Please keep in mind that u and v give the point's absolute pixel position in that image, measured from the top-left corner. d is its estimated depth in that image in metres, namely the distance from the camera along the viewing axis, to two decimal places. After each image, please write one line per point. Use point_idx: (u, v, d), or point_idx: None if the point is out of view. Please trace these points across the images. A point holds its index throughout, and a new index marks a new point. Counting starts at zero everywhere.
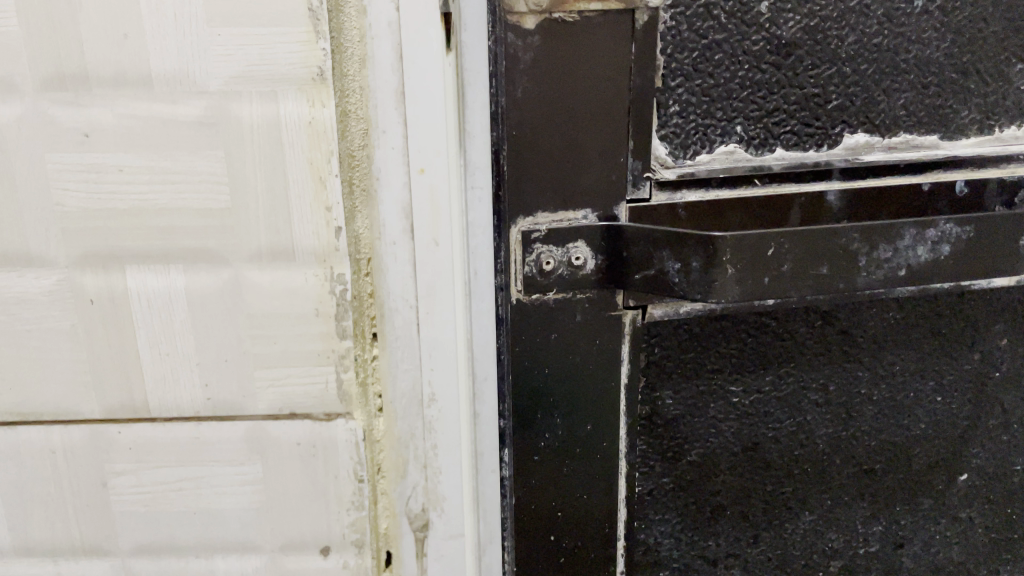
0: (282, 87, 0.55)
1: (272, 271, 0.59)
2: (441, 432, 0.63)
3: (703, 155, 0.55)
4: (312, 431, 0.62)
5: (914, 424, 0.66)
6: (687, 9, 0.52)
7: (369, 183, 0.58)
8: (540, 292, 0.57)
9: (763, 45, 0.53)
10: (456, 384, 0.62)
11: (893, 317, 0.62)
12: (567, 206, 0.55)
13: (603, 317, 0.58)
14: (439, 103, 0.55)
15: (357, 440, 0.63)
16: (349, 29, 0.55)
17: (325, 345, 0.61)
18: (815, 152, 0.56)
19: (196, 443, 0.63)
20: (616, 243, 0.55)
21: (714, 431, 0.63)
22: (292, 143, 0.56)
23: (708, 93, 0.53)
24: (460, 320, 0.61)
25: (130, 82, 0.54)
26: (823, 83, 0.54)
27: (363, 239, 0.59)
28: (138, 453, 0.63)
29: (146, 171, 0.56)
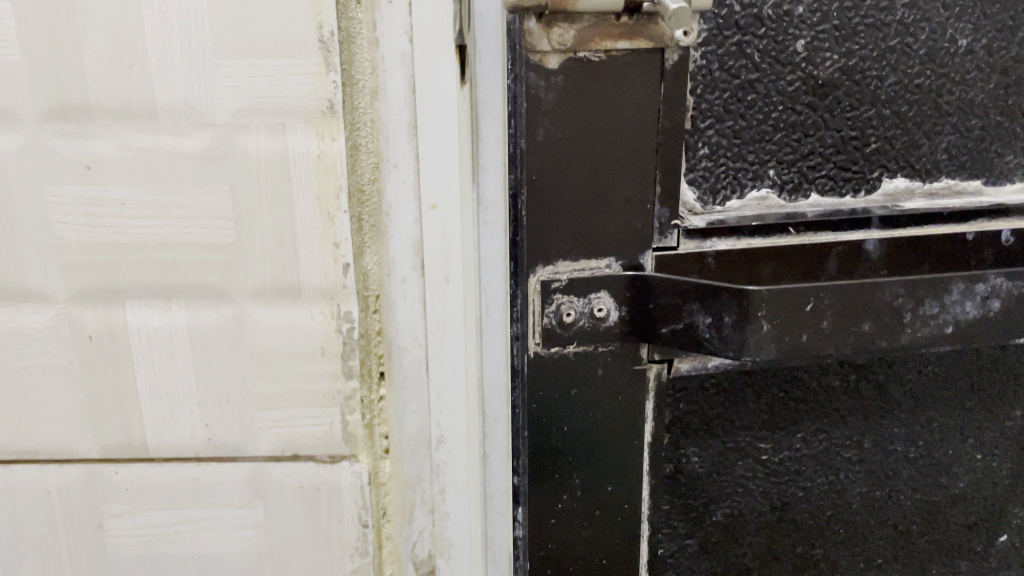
0: (290, 121, 0.53)
1: (276, 308, 0.57)
2: (450, 475, 0.61)
3: (733, 201, 0.52)
4: (314, 474, 0.60)
5: (953, 483, 0.63)
6: (718, 47, 0.49)
7: (378, 218, 0.56)
8: (560, 346, 0.53)
9: (798, 85, 0.50)
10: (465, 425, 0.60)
11: (933, 371, 0.59)
12: (589, 254, 0.51)
13: (628, 370, 0.55)
14: (451, 139, 0.54)
15: (362, 483, 0.61)
16: (361, 61, 0.53)
17: (330, 385, 0.59)
18: (851, 199, 0.53)
19: (196, 486, 0.61)
20: (641, 294, 0.51)
21: (742, 491, 0.59)
22: (300, 178, 0.54)
23: (740, 135, 0.51)
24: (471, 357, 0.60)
25: (133, 113, 0.53)
26: (861, 125, 0.52)
27: (371, 276, 0.58)
28: (135, 494, 0.61)
29: (149, 205, 0.54)
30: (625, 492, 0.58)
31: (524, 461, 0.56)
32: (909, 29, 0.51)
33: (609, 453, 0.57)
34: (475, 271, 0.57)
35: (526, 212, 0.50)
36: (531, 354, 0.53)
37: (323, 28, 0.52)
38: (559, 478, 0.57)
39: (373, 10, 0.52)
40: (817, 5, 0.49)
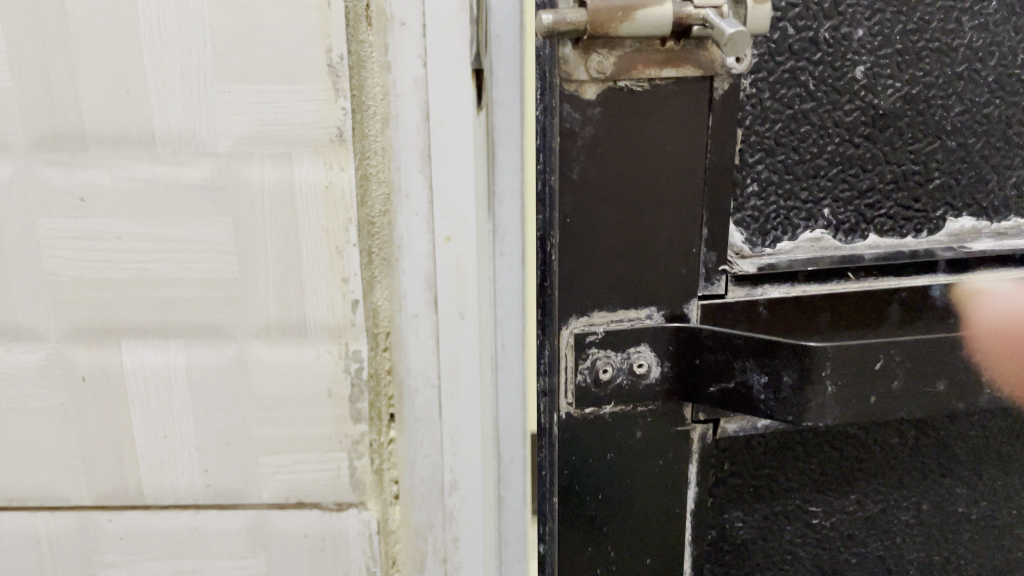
0: (297, 149, 0.50)
1: (281, 347, 0.53)
2: (464, 523, 0.58)
3: (784, 242, 0.47)
4: (321, 523, 0.56)
5: (1017, 544, 0.58)
6: (770, 74, 0.44)
7: (389, 251, 0.53)
8: (594, 406, 0.48)
9: (857, 115, 0.45)
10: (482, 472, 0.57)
11: (1001, 426, 0.54)
12: (627, 305, 0.46)
13: (671, 433, 0.49)
14: (468, 169, 0.50)
15: (371, 532, 0.57)
16: (372, 86, 0.50)
17: (337, 429, 0.55)
18: (912, 239, 0.48)
19: (194, 535, 0.57)
20: (687, 349, 0.46)
21: (790, 557, 0.54)
22: (306, 209, 0.50)
23: (792, 171, 0.46)
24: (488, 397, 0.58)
25: (130, 141, 0.49)
26: (924, 158, 0.47)
27: (381, 313, 0.54)
28: (130, 544, 0.57)
29: (146, 238, 0.51)
30: (663, 564, 0.53)
31: (554, 524, 0.51)
32: (976, 54, 0.46)
33: (651, 520, 0.51)
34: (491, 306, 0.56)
35: (558, 257, 0.45)
36: (563, 415, 0.48)
37: (333, 51, 0.48)
38: (594, 549, 0.51)
39: (385, 32, 0.49)
40: (879, 26, 0.44)
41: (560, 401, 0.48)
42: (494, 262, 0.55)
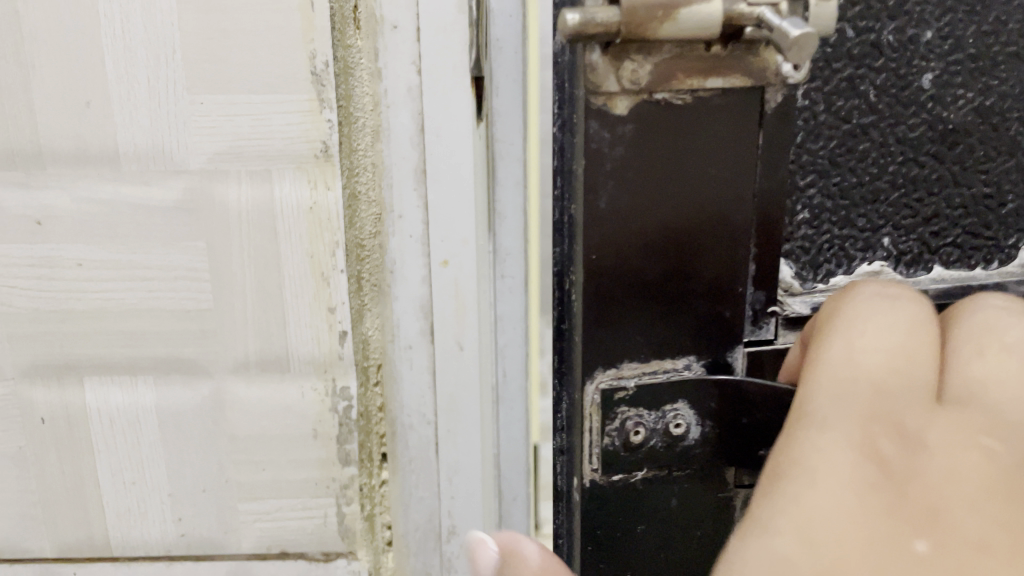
0: (278, 166, 0.45)
1: (260, 384, 0.48)
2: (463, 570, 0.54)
3: (838, 276, 0.41)
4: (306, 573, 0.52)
5: None
6: (825, 83, 0.38)
7: (380, 277, 0.48)
8: (625, 472, 0.42)
9: (922, 130, 0.39)
10: (481, 515, 0.53)
11: None
12: (658, 354, 0.40)
13: (709, 501, 0.43)
14: (467, 186, 0.46)
15: None
16: (361, 95, 0.45)
17: (323, 473, 0.50)
18: (982, 271, 0.42)
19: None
20: (732, 407, 0.39)
21: None
22: (289, 233, 0.46)
23: (848, 195, 0.40)
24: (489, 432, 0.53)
25: (92, 159, 0.45)
26: (998, 179, 0.41)
27: (372, 344, 0.50)
28: None
29: (111, 265, 0.46)
30: None
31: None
32: None
33: None
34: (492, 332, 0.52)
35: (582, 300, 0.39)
36: (587, 479, 0.43)
37: (317, 58, 0.43)
38: None
39: (375, 35, 0.44)
40: (948, 28, 0.38)
41: (583, 465, 0.42)
42: (494, 284, 0.50)
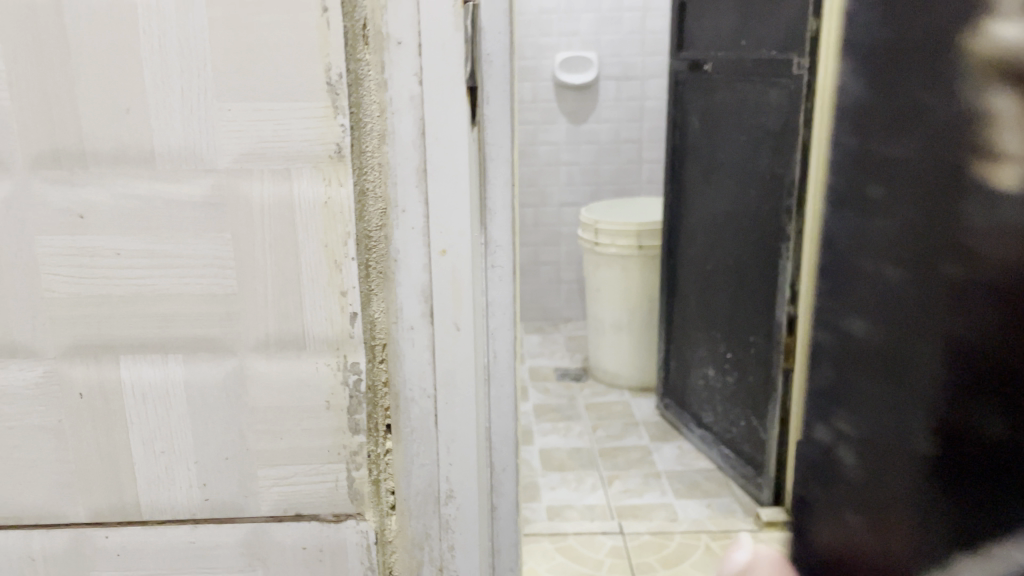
0: (297, 165, 0.51)
1: (281, 359, 0.54)
2: (459, 531, 0.59)
3: None
4: (319, 534, 0.57)
5: None
6: None
7: (386, 265, 0.55)
8: None
9: None
10: (476, 480, 0.58)
11: None
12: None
13: None
14: (462, 182, 0.52)
15: (369, 543, 0.58)
16: (369, 103, 0.51)
17: (335, 440, 0.56)
18: None
19: (192, 551, 0.57)
20: None
21: None
22: (305, 224, 0.51)
23: None
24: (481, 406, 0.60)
25: (129, 158, 0.50)
26: None
27: (378, 324, 0.56)
28: (126, 560, 0.57)
29: (145, 253, 0.52)
30: None
31: None
32: None
33: None
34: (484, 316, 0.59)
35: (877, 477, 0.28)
36: None
37: (331, 70, 0.49)
38: None
39: (381, 50, 0.51)
40: None
41: None
42: (486, 274, 0.57)
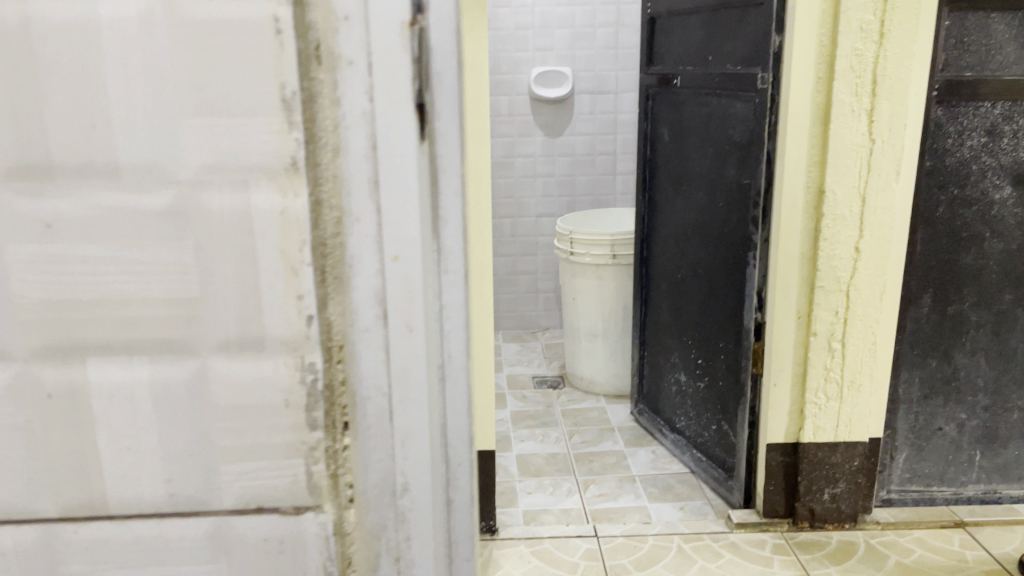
0: (254, 175, 0.66)
1: (240, 355, 0.69)
2: (414, 489, 0.72)
3: None
4: (291, 456, 0.71)
5: None
6: None
7: (341, 270, 0.68)
8: None
9: None
10: (427, 447, 0.72)
11: None
12: None
13: None
14: (412, 179, 0.67)
15: (327, 479, 0.72)
16: (323, 120, 0.65)
17: (291, 392, 0.70)
18: None
19: (174, 482, 0.72)
20: None
21: None
22: (266, 229, 0.67)
23: None
24: (433, 406, 0.71)
25: (95, 173, 0.65)
26: None
27: (335, 326, 0.69)
28: (122, 496, 0.72)
29: (104, 254, 0.67)
30: None
31: None
32: None
33: None
34: (437, 322, 0.70)
35: None
36: None
37: (286, 86, 0.64)
38: None
39: (334, 69, 0.65)
40: None
41: None
42: (440, 281, 0.69)
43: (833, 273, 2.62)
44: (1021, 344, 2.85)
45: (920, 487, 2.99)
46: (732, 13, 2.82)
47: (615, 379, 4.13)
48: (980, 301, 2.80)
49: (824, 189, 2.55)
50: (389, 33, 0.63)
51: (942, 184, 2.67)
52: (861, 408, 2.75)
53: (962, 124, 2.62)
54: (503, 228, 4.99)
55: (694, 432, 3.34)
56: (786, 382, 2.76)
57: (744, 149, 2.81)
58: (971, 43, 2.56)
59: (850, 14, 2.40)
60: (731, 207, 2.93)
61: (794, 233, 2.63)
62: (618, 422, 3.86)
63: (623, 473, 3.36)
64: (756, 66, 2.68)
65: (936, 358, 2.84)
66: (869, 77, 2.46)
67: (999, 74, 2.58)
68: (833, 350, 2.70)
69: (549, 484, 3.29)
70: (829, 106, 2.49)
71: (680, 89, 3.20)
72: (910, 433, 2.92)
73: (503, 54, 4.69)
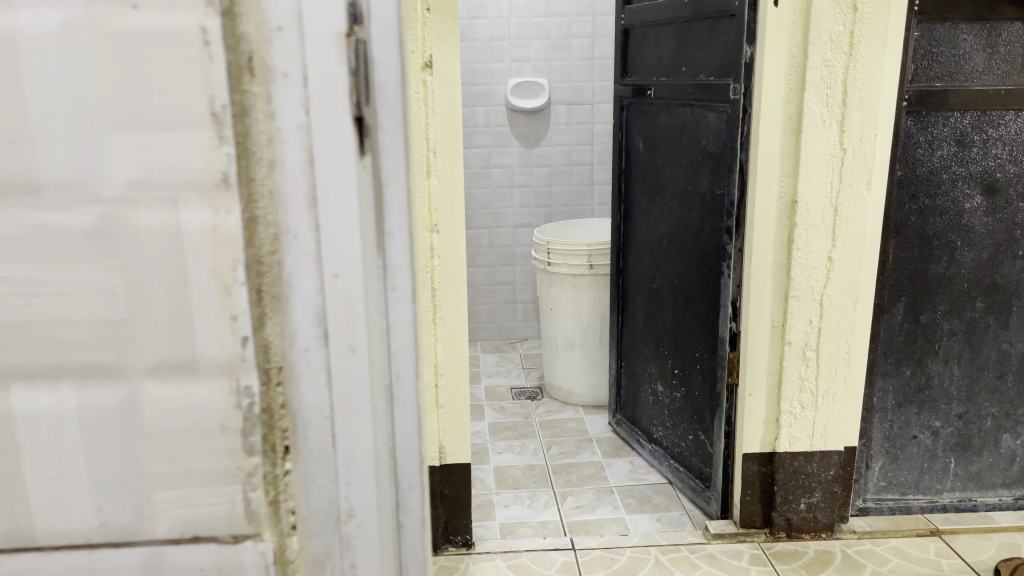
0: (184, 192, 0.70)
1: (173, 376, 0.73)
2: (357, 496, 0.77)
3: None
4: (233, 457, 0.75)
5: None
6: None
7: (278, 289, 0.73)
8: None
9: None
10: (372, 456, 0.76)
11: None
12: None
13: None
14: (352, 191, 0.71)
15: (267, 479, 0.75)
16: (259, 135, 0.70)
17: (227, 398, 0.74)
18: None
19: (115, 485, 0.74)
20: None
21: None
22: (200, 245, 0.71)
23: None
24: (382, 425, 0.77)
25: (15, 192, 0.69)
26: None
27: (273, 347, 0.74)
28: (56, 503, 0.74)
29: (26, 271, 0.71)
30: None
31: None
32: None
33: None
34: (387, 341, 0.76)
35: None
36: None
37: (215, 102, 0.69)
38: None
39: (269, 80, 0.69)
40: None
41: None
42: (389, 297, 0.76)
43: (806, 282, 2.63)
44: (993, 352, 2.86)
45: (896, 495, 3.00)
46: (703, 25, 2.84)
47: (593, 390, 4.12)
48: (951, 309, 2.82)
49: (796, 200, 2.57)
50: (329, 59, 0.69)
51: (912, 194, 2.69)
52: (835, 417, 2.76)
53: (932, 134, 2.64)
54: (481, 238, 4.97)
55: (671, 443, 3.35)
56: (761, 392, 2.77)
57: (717, 160, 2.83)
58: (940, 53, 2.58)
59: (820, 26, 2.42)
60: (705, 217, 2.95)
61: (767, 243, 2.64)
62: (596, 432, 3.85)
63: (600, 484, 3.35)
64: (728, 77, 2.70)
65: (909, 367, 2.86)
66: (839, 88, 2.48)
67: (968, 84, 2.60)
68: (807, 360, 2.71)
69: (526, 496, 3.27)
70: (800, 117, 2.51)
71: (654, 100, 3.21)
72: (884, 441, 2.93)
73: (479, 65, 4.70)
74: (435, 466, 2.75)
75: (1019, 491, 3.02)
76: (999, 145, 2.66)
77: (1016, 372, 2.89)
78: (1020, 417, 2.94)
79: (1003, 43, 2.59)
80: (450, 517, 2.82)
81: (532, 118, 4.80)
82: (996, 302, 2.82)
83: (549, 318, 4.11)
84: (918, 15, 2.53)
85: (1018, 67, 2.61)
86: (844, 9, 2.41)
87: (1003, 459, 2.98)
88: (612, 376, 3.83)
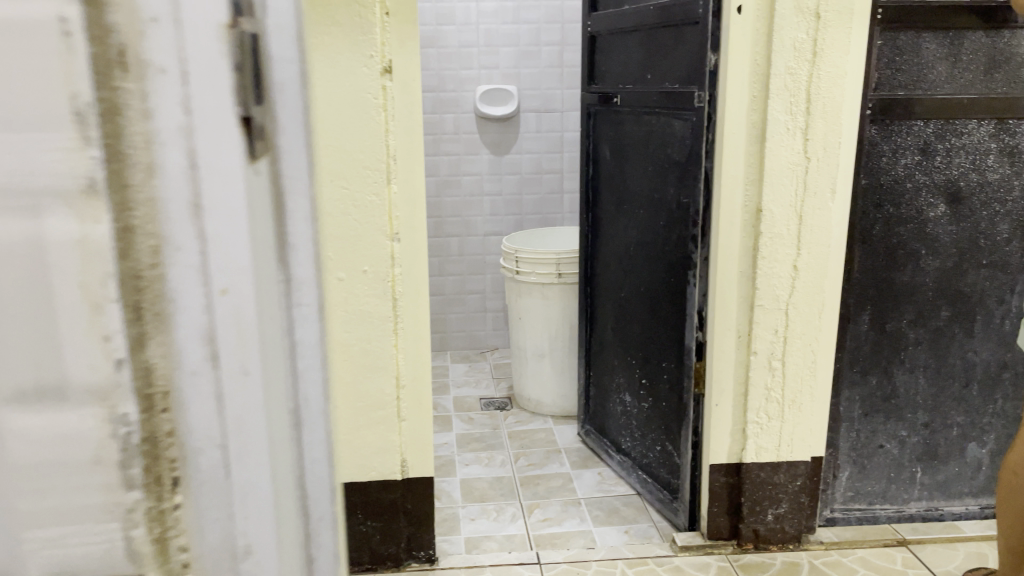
0: (41, 196, 0.46)
1: (29, 411, 0.48)
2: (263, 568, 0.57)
3: None
4: (103, 509, 0.52)
5: None
6: None
7: (159, 304, 0.50)
8: None
9: None
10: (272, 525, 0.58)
11: None
12: None
13: None
14: (239, 184, 0.51)
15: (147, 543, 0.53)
16: (123, 85, 0.46)
17: (95, 442, 0.50)
18: None
19: None
20: None
21: None
22: (54, 260, 0.47)
23: None
24: (294, 461, 0.60)
25: None
26: None
27: (155, 370, 0.51)
28: None
29: None
30: None
31: None
32: None
33: None
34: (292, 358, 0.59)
35: None
36: None
37: (76, 95, 0.46)
38: None
39: (142, 74, 0.47)
40: None
41: None
42: (293, 309, 0.59)
43: (772, 291, 2.62)
44: (958, 361, 2.87)
45: (863, 505, 2.99)
46: (669, 32, 2.82)
47: (562, 400, 4.08)
48: (917, 318, 2.81)
49: (760, 208, 2.56)
50: (203, 36, 0.48)
51: (877, 203, 2.69)
52: (801, 427, 2.75)
53: (896, 143, 2.64)
54: (451, 247, 4.92)
55: (640, 453, 3.31)
56: (727, 402, 2.75)
57: (682, 168, 2.81)
58: (903, 62, 2.58)
59: (783, 33, 2.41)
60: (672, 226, 2.92)
61: (732, 252, 2.62)
62: (565, 443, 3.81)
63: (568, 496, 3.31)
64: (692, 84, 2.68)
65: (875, 376, 2.85)
66: (803, 96, 2.47)
67: (931, 93, 2.60)
68: (773, 370, 2.69)
69: (492, 509, 3.22)
70: (765, 125, 2.50)
71: (620, 108, 3.19)
72: (851, 451, 2.92)
73: (449, 72, 4.65)
74: (397, 481, 2.69)
75: (985, 500, 3.02)
76: (962, 153, 2.67)
77: (981, 381, 2.89)
78: (985, 425, 2.94)
79: (966, 52, 2.59)
80: (413, 532, 2.76)
81: (501, 126, 4.76)
82: (961, 311, 2.82)
83: (517, 328, 4.06)
84: (881, 23, 2.52)
85: (980, 76, 2.61)
86: (807, 17, 2.40)
87: (968, 468, 2.98)
88: (580, 387, 3.79)
